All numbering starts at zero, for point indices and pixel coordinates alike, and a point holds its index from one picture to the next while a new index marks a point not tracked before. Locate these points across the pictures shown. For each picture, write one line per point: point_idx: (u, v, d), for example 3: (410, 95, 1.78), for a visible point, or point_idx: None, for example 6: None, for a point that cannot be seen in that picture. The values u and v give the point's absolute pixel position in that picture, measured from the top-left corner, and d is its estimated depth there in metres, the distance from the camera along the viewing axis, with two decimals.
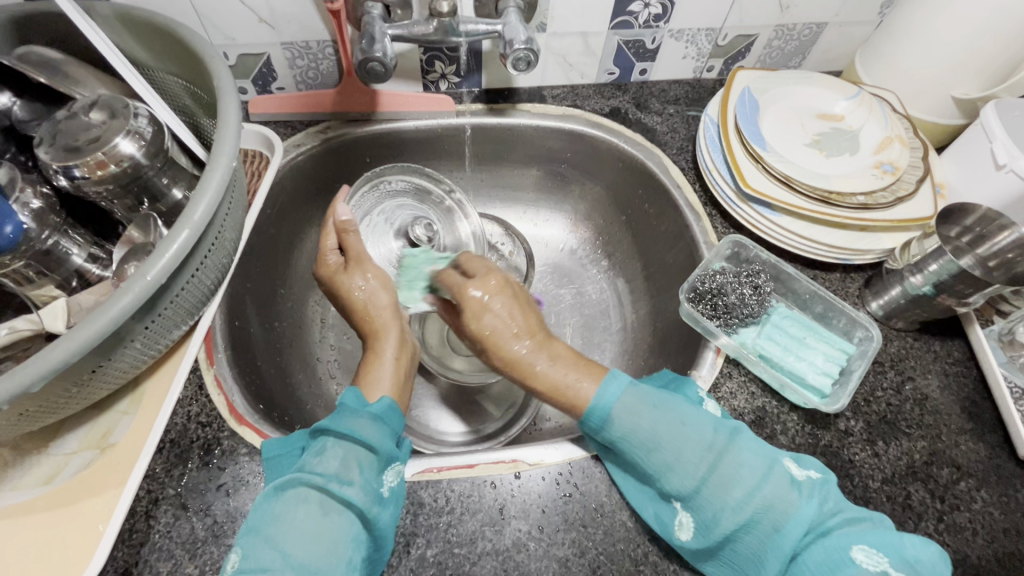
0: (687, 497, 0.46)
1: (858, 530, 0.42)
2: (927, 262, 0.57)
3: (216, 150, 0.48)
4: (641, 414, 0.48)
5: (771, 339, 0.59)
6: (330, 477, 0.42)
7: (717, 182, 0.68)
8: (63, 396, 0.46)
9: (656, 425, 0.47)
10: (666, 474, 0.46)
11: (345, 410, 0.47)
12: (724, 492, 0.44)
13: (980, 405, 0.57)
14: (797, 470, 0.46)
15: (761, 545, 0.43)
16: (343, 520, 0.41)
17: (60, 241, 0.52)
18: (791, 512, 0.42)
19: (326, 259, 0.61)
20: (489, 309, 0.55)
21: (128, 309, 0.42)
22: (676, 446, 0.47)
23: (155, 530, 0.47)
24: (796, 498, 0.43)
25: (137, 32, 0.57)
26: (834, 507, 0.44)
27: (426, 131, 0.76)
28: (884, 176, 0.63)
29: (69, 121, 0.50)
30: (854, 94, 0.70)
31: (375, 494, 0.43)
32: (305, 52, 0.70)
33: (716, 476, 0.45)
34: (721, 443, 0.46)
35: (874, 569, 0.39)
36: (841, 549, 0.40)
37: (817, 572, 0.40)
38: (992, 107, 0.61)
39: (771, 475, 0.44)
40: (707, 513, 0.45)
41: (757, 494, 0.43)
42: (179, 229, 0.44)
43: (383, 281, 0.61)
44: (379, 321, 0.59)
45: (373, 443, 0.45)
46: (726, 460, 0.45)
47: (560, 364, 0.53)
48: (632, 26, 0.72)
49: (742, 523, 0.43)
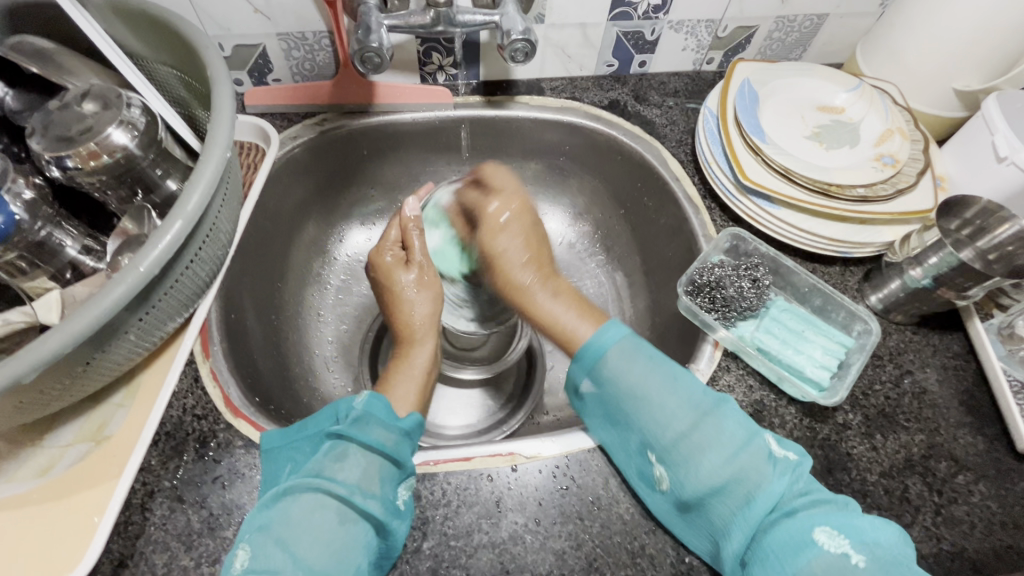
0: (664, 449, 0.47)
1: (824, 512, 0.41)
2: (927, 255, 0.56)
3: (210, 140, 0.48)
4: (632, 361, 0.51)
5: (769, 333, 0.59)
6: (350, 487, 0.42)
7: (716, 175, 0.67)
8: (57, 388, 0.45)
9: (647, 375, 0.50)
10: (647, 423, 0.48)
11: (372, 420, 0.46)
12: (701, 450, 0.45)
13: (979, 399, 0.57)
14: (776, 447, 0.46)
15: (730, 513, 0.44)
16: (358, 529, 0.41)
17: (54, 233, 0.52)
18: (763, 484, 0.43)
19: (384, 252, 0.62)
20: (506, 230, 0.58)
21: (121, 300, 0.42)
22: (663, 399, 0.48)
23: (150, 523, 0.47)
24: (770, 471, 0.43)
25: (130, 21, 0.57)
26: (804, 488, 0.43)
27: (424, 123, 0.76)
28: (884, 169, 0.63)
29: (61, 112, 0.50)
30: (855, 86, 0.69)
31: (392, 507, 0.44)
32: (301, 43, 0.69)
33: (697, 434, 0.46)
34: (707, 406, 0.48)
35: (835, 551, 0.39)
36: (805, 530, 0.40)
37: (778, 551, 0.40)
38: (994, 99, 0.61)
39: (750, 445, 0.45)
40: (681, 469, 0.46)
41: (735, 459, 0.44)
42: (172, 219, 0.44)
43: (436, 295, 0.60)
44: (415, 330, 0.59)
45: (394, 455, 0.45)
46: (708, 422, 0.46)
47: (559, 299, 0.58)
48: (631, 17, 0.71)
49: (712, 489, 0.44)
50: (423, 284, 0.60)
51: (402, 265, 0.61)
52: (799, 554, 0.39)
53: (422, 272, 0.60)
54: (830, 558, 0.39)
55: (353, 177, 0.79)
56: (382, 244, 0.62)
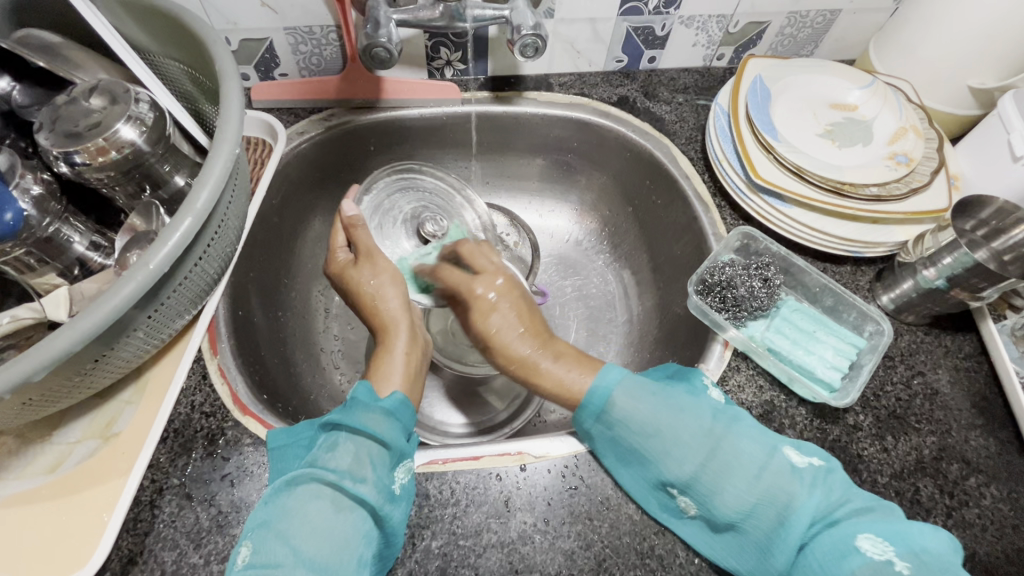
0: (686, 483, 0.46)
1: (868, 520, 0.41)
2: (941, 255, 0.56)
3: (218, 137, 0.48)
4: (635, 399, 0.49)
5: (780, 333, 0.58)
6: (343, 474, 0.42)
7: (727, 173, 0.66)
8: (65, 385, 0.45)
9: (654, 412, 0.48)
10: (665, 461, 0.47)
11: (357, 404, 0.46)
12: (724, 478, 0.45)
13: (991, 400, 0.57)
14: (796, 457, 0.45)
15: (765, 537, 0.43)
16: (355, 517, 0.41)
17: (61, 228, 0.51)
18: (794, 504, 0.42)
19: (336, 256, 0.61)
20: (496, 309, 0.56)
21: (130, 298, 0.41)
22: (674, 432, 0.47)
23: (160, 519, 0.47)
24: (797, 486, 0.43)
25: (138, 15, 0.56)
26: (842, 497, 0.43)
27: (431, 119, 0.75)
28: (898, 167, 0.62)
29: (68, 107, 0.49)
30: (869, 83, 0.68)
31: (387, 491, 0.43)
32: (308, 38, 0.68)
33: (716, 460, 0.45)
34: (719, 430, 0.46)
35: (877, 558, 0.39)
36: (846, 540, 0.40)
37: (823, 563, 0.41)
38: (1010, 97, 0.60)
39: (769, 462, 0.44)
40: (706, 499, 0.45)
41: (758, 483, 0.44)
42: (181, 216, 0.44)
43: (394, 278, 0.59)
44: (387, 318, 0.57)
45: (385, 438, 0.44)
46: (722, 449, 0.45)
47: (562, 361, 0.54)
48: (641, 12, 0.70)
49: (742, 513, 0.44)
50: (384, 275, 0.59)
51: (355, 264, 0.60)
52: (843, 562, 0.40)
53: (377, 260, 0.59)
54: (874, 566, 0.39)
55: (360, 173, 0.78)
56: (332, 253, 0.62)
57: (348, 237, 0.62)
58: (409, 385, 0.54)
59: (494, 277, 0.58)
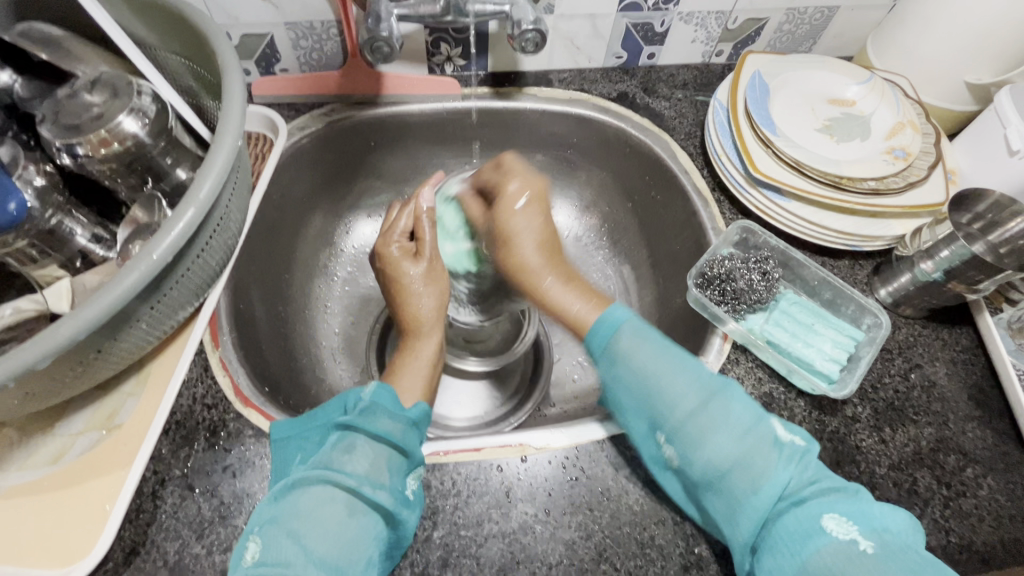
0: (671, 430, 0.46)
1: (833, 500, 0.41)
2: (938, 248, 0.56)
3: (221, 130, 0.48)
4: (638, 342, 0.50)
5: (779, 326, 0.59)
6: (361, 479, 0.42)
7: (726, 168, 0.67)
8: (67, 377, 0.45)
9: (654, 355, 0.49)
10: (656, 404, 0.47)
11: (379, 410, 0.46)
12: (708, 432, 0.45)
13: (988, 392, 0.57)
14: (783, 433, 0.45)
15: (738, 498, 0.43)
16: (368, 522, 0.41)
17: (64, 220, 0.51)
18: (767, 473, 0.43)
19: (391, 243, 0.62)
20: (518, 241, 0.57)
21: (133, 288, 0.42)
22: (671, 378, 0.47)
23: (162, 510, 0.47)
24: (775, 457, 0.43)
25: (139, 9, 0.56)
26: (813, 477, 0.43)
27: (432, 115, 0.75)
28: (896, 161, 0.62)
29: (70, 100, 0.49)
30: (867, 79, 0.69)
31: (401, 498, 0.44)
32: (309, 33, 0.69)
33: (705, 413, 0.45)
34: (713, 387, 0.47)
35: (843, 538, 0.39)
36: (813, 518, 0.40)
37: (788, 540, 0.40)
38: (1007, 92, 0.61)
39: (755, 430, 0.44)
40: (687, 450, 0.45)
41: (741, 442, 0.44)
42: (184, 207, 0.44)
43: (441, 291, 0.60)
44: (422, 324, 0.59)
45: (405, 447, 0.45)
46: (713, 405, 0.46)
47: (571, 287, 0.56)
48: (640, 8, 0.70)
49: (720, 470, 0.44)
50: (427, 283, 0.60)
51: (410, 257, 0.62)
52: (809, 541, 0.39)
53: (429, 267, 0.61)
54: (837, 546, 0.39)
55: (361, 168, 0.78)
56: (391, 234, 0.63)
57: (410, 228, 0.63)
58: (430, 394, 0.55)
59: (514, 194, 0.58)
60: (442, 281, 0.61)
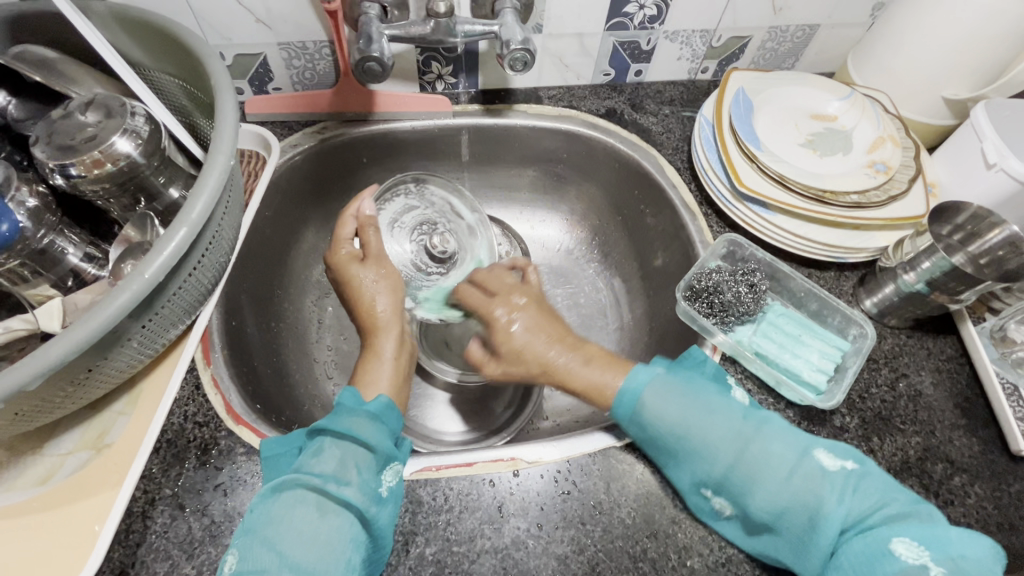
0: (719, 482, 0.46)
1: (903, 524, 0.41)
2: (920, 260, 0.57)
3: (213, 149, 0.48)
4: (663, 399, 0.49)
5: (767, 338, 0.60)
6: (328, 477, 0.42)
7: (713, 182, 0.68)
8: (58, 396, 0.45)
9: (684, 412, 0.48)
10: (698, 459, 0.47)
11: (343, 411, 0.47)
12: (756, 478, 0.45)
13: (973, 401, 0.58)
14: (829, 460, 0.45)
15: (798, 539, 0.44)
16: (342, 520, 0.41)
17: (56, 240, 0.52)
18: (823, 509, 0.43)
19: (340, 248, 0.61)
20: (517, 328, 0.56)
21: (125, 307, 0.42)
22: (704, 434, 0.47)
23: (152, 531, 0.47)
24: (828, 491, 0.43)
25: (134, 32, 0.57)
26: (876, 502, 0.43)
27: (423, 132, 0.77)
28: (877, 175, 0.64)
29: (64, 121, 0.50)
30: (847, 95, 0.70)
31: (373, 494, 0.43)
32: (302, 53, 0.70)
33: (747, 462, 0.45)
34: (749, 431, 0.47)
35: (913, 563, 0.39)
36: (881, 542, 0.41)
37: (857, 567, 0.41)
38: (982, 107, 0.62)
39: (800, 467, 0.44)
40: (740, 498, 0.45)
41: (789, 485, 0.44)
42: (176, 227, 0.44)
43: (393, 286, 0.60)
44: (381, 319, 0.58)
45: (371, 442, 0.45)
46: (753, 451, 0.46)
47: (593, 365, 0.54)
48: (627, 27, 0.72)
49: (775, 516, 0.44)
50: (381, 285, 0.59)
51: (358, 260, 0.60)
52: (879, 568, 0.40)
53: (377, 271, 0.60)
54: (911, 572, 0.39)
55: (353, 185, 0.79)
56: (339, 243, 0.61)
57: (356, 232, 0.62)
58: (395, 387, 0.55)
59: (514, 295, 0.59)
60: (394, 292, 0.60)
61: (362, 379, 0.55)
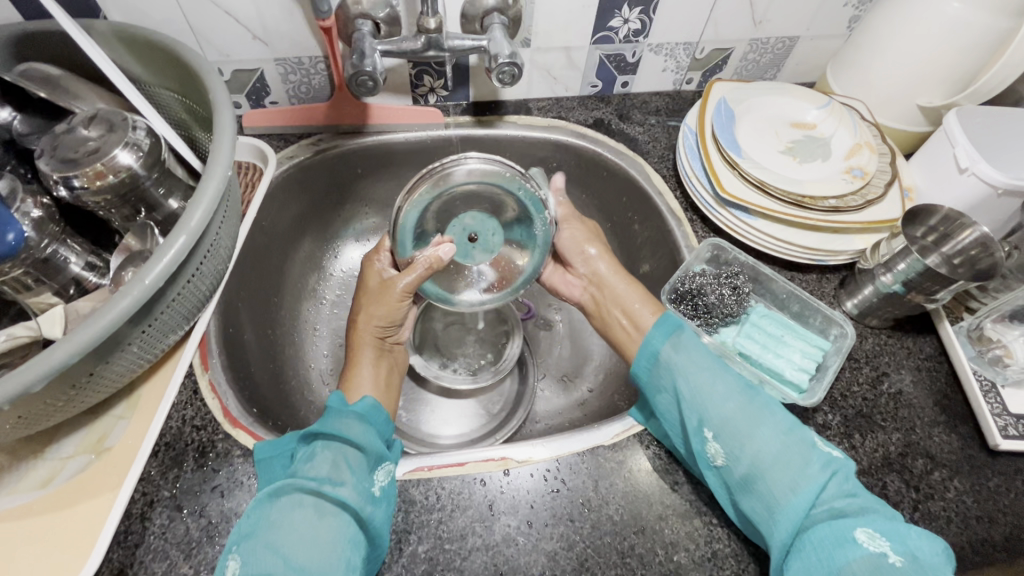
0: (719, 426, 0.49)
1: (869, 517, 0.43)
2: (896, 261, 0.59)
3: (211, 160, 0.50)
4: (682, 349, 0.55)
5: (750, 338, 0.61)
6: (323, 480, 0.44)
7: (697, 188, 0.70)
8: (59, 400, 0.46)
9: (704, 360, 0.54)
10: (705, 399, 0.51)
11: (332, 412, 0.50)
12: (754, 431, 0.48)
13: (952, 398, 0.60)
14: (820, 442, 0.49)
15: (773, 499, 0.45)
16: (338, 521, 0.43)
17: (59, 249, 0.53)
18: (808, 473, 0.45)
19: (376, 259, 0.66)
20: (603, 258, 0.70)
21: (126, 312, 0.43)
22: (719, 379, 0.52)
23: (150, 532, 0.48)
24: (815, 459, 0.46)
25: (136, 50, 0.60)
26: (852, 490, 0.46)
27: (416, 143, 0.79)
28: (854, 180, 0.66)
29: (67, 135, 0.52)
30: (825, 104, 0.73)
31: (367, 494, 0.46)
32: (297, 68, 0.72)
33: (750, 413, 0.49)
34: (757, 394, 0.51)
35: (874, 551, 0.40)
36: (845, 529, 0.42)
37: (820, 544, 0.42)
38: (954, 114, 0.65)
39: (796, 432, 0.48)
40: (734, 445, 0.48)
41: (782, 441, 0.47)
42: (175, 235, 0.46)
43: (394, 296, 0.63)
44: (363, 332, 0.64)
45: (360, 442, 0.48)
46: (755, 408, 0.50)
47: (636, 291, 0.66)
48: (612, 41, 0.75)
49: (761, 468, 0.46)
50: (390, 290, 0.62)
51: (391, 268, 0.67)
52: (841, 551, 0.41)
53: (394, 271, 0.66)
54: (870, 559, 0.40)
55: (348, 194, 0.81)
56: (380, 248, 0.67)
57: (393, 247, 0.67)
58: (379, 391, 0.61)
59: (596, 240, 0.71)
60: (405, 304, 0.64)
61: (347, 384, 0.60)
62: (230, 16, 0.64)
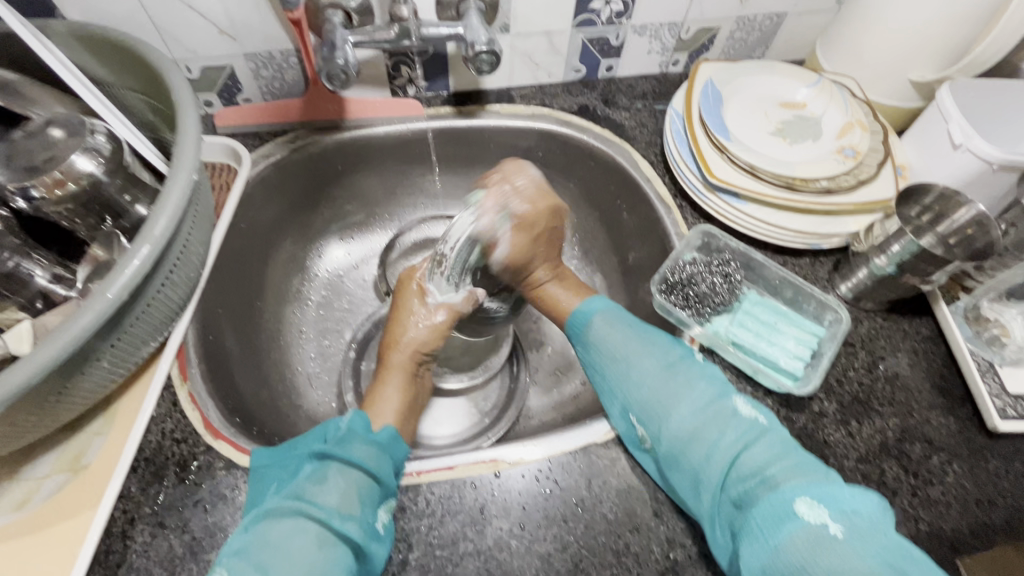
0: (640, 409, 0.51)
1: (802, 484, 0.40)
2: (890, 243, 0.58)
3: (176, 163, 0.48)
4: (608, 328, 0.57)
5: (743, 326, 0.59)
6: (330, 510, 0.43)
7: (685, 173, 0.69)
8: (28, 419, 0.45)
9: (625, 340, 0.55)
10: (625, 384, 0.53)
11: (352, 436, 0.49)
12: (673, 405, 0.49)
13: (949, 379, 0.59)
14: (745, 408, 0.48)
15: (699, 470, 0.46)
16: (337, 552, 0.42)
17: (22, 263, 0.52)
18: (724, 443, 0.45)
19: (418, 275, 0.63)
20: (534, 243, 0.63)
21: (89, 328, 0.41)
22: (637, 359, 0.53)
23: (132, 550, 0.47)
24: (732, 429, 0.46)
25: (95, 50, 0.57)
26: (784, 454, 0.44)
27: (396, 136, 0.76)
28: (846, 160, 0.64)
29: (26, 142, 0.50)
30: (815, 81, 0.71)
31: (369, 530, 0.44)
32: (269, 62, 0.69)
33: (670, 389, 0.50)
34: (679, 365, 0.52)
35: (814, 522, 0.38)
36: (784, 502, 0.40)
37: (762, 523, 0.40)
38: (947, 89, 0.63)
39: (718, 401, 0.48)
40: (656, 425, 0.49)
41: (701, 411, 0.48)
42: (139, 243, 0.44)
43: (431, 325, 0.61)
44: (397, 355, 0.60)
45: (372, 469, 0.46)
46: (676, 381, 0.50)
47: (564, 284, 0.65)
48: (595, 24, 0.72)
49: (683, 441, 0.47)
50: (434, 316, 0.61)
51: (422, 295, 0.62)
52: (781, 526, 0.39)
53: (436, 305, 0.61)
54: (809, 530, 0.38)
55: (329, 192, 0.79)
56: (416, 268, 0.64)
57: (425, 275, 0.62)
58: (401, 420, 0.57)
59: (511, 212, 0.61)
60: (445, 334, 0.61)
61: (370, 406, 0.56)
62: (193, 11, 0.62)
